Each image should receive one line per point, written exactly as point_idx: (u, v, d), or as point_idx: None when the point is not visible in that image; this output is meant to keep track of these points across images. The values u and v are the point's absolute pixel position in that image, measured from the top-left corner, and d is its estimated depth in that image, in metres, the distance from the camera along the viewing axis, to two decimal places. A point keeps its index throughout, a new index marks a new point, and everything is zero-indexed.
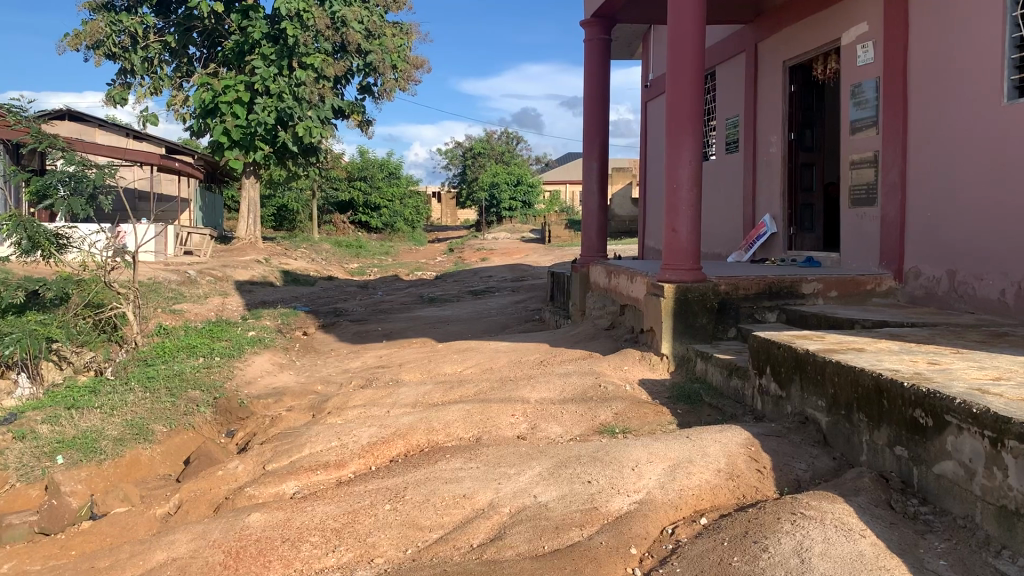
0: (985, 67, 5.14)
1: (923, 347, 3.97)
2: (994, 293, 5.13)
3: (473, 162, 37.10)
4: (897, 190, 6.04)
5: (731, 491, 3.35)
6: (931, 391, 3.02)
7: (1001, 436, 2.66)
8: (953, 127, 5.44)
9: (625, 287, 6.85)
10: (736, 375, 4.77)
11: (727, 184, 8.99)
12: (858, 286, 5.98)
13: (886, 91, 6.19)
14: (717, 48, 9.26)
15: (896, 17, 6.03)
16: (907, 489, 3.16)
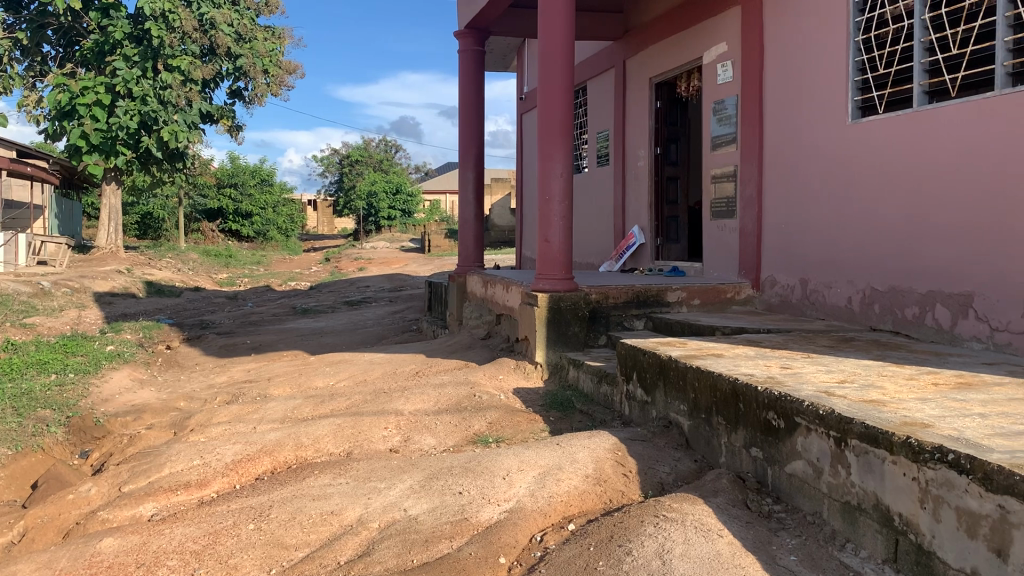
0: (832, 88, 5.48)
1: (777, 353, 4.18)
2: (841, 300, 5.45)
3: (351, 170, 36.52)
4: (754, 203, 6.36)
5: (598, 496, 3.42)
6: (783, 395, 3.18)
7: (844, 436, 2.83)
8: (804, 145, 5.76)
9: (500, 297, 6.92)
10: (606, 381, 4.89)
11: (599, 195, 9.21)
12: (719, 294, 6.27)
13: (743, 108, 6.51)
14: (588, 63, 9.47)
15: (752, 40, 6.35)
16: (761, 489, 3.32)
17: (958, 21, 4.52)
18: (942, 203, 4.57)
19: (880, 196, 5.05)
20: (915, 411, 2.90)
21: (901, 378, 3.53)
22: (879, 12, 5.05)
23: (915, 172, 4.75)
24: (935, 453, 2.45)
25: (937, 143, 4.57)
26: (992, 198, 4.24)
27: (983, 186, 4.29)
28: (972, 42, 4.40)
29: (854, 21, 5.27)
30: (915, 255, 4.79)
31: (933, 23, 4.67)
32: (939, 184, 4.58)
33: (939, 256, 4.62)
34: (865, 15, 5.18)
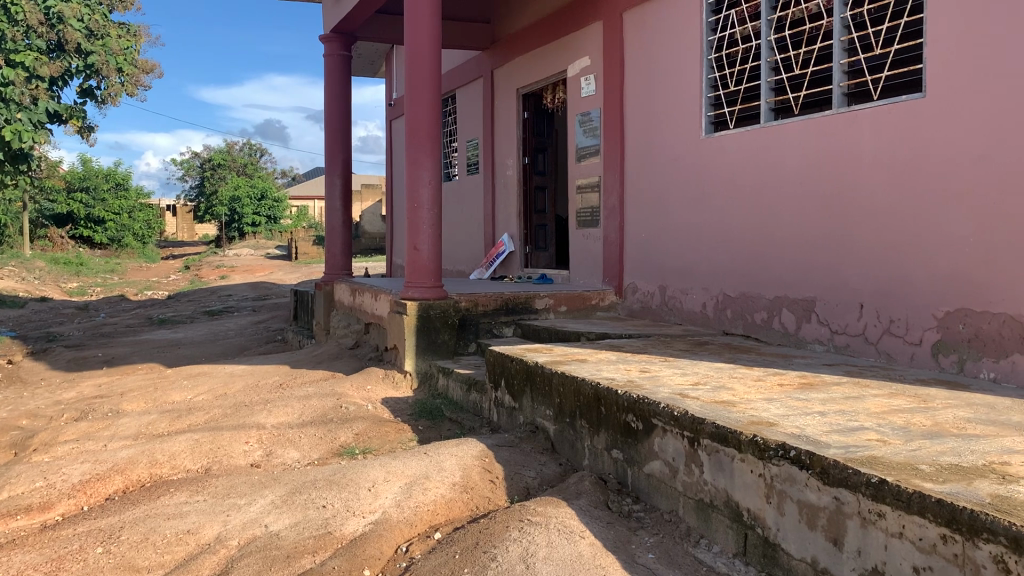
0: (686, 103, 5.72)
1: (637, 357, 4.33)
2: (697, 305, 5.70)
3: (213, 174, 35.24)
4: (616, 213, 6.56)
5: (465, 504, 3.44)
6: (641, 398, 3.30)
7: (697, 436, 2.96)
8: (662, 158, 5.99)
9: (369, 305, 6.84)
10: (474, 389, 4.92)
11: (468, 204, 9.27)
12: (585, 301, 6.41)
13: (605, 120, 6.70)
14: (456, 72, 9.52)
15: (613, 54, 6.55)
16: (622, 489, 3.43)
17: (800, 43, 4.79)
18: (788, 214, 4.85)
19: (732, 208, 5.31)
20: (762, 411, 3.07)
21: (750, 379, 3.73)
22: (730, 33, 5.31)
23: (764, 185, 5.02)
24: (779, 450, 2.60)
25: (783, 158, 4.85)
26: (834, 210, 4.53)
27: (825, 199, 4.58)
28: (811, 63, 4.68)
29: (707, 40, 5.53)
30: (763, 263, 5.07)
31: (778, 45, 4.94)
32: (786, 196, 4.86)
33: (785, 264, 4.90)
34: (717, 34, 5.44)
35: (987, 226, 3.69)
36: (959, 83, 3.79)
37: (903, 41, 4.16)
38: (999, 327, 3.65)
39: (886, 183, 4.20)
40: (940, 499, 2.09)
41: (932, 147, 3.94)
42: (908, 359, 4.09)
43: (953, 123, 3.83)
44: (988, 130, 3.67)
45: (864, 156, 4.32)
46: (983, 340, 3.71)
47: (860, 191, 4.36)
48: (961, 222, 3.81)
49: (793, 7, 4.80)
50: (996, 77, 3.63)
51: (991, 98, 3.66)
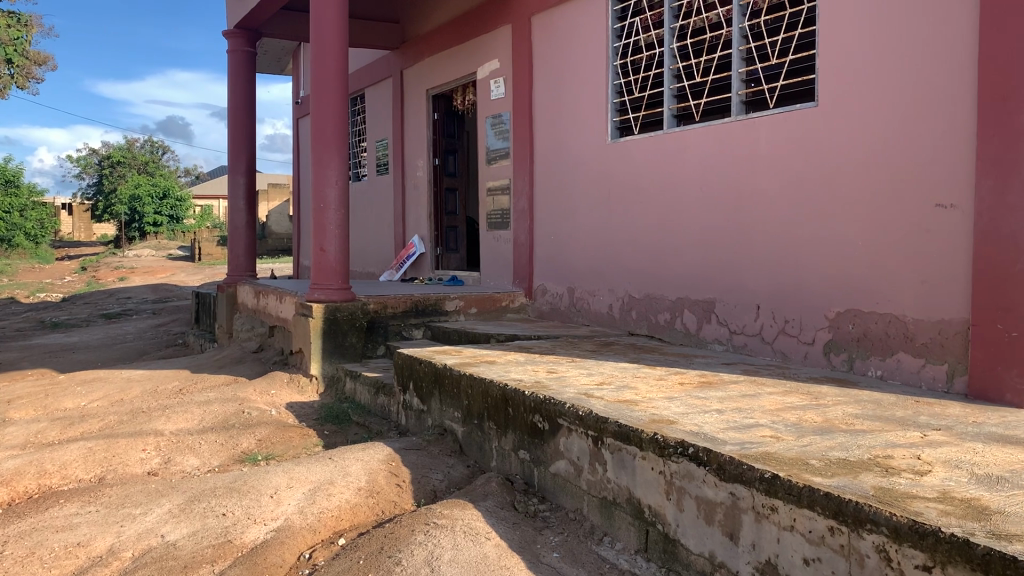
0: (593, 107, 5.80)
1: (545, 358, 4.37)
2: (603, 307, 5.79)
3: (112, 172, 33.92)
4: (526, 216, 6.61)
5: (370, 508, 3.41)
6: (547, 398, 3.33)
7: (600, 435, 3.01)
8: (570, 162, 6.07)
9: (274, 307, 6.70)
10: (382, 392, 4.88)
11: (378, 205, 9.18)
12: (495, 303, 6.43)
13: (515, 122, 6.74)
14: (365, 72, 9.42)
15: (521, 58, 6.59)
16: (528, 489, 3.45)
17: (700, 52, 4.92)
18: (690, 218, 4.98)
19: (637, 211, 5.41)
20: (663, 409, 3.14)
21: (653, 378, 3.82)
22: (634, 40, 5.41)
23: (668, 190, 5.14)
24: (678, 448, 2.67)
25: (686, 162, 4.97)
26: (734, 214, 4.66)
27: (726, 203, 4.71)
28: (712, 71, 4.81)
29: (613, 47, 5.61)
30: (666, 265, 5.19)
31: (680, 53, 5.06)
32: (688, 200, 4.98)
33: (686, 267, 5.03)
34: (622, 41, 5.54)
35: (875, 230, 3.86)
36: (851, 92, 3.96)
37: (797, 51, 4.32)
38: (885, 327, 3.82)
39: (783, 188, 4.34)
40: (828, 492, 2.18)
41: (825, 154, 4.10)
42: (801, 358, 4.26)
43: (845, 130, 3.99)
44: (876, 137, 3.84)
45: (762, 162, 4.46)
46: (871, 339, 3.89)
47: (757, 195, 4.50)
48: (852, 227, 3.97)
49: (694, 16, 4.92)
50: (884, 87, 3.80)
51: (879, 107, 3.83)
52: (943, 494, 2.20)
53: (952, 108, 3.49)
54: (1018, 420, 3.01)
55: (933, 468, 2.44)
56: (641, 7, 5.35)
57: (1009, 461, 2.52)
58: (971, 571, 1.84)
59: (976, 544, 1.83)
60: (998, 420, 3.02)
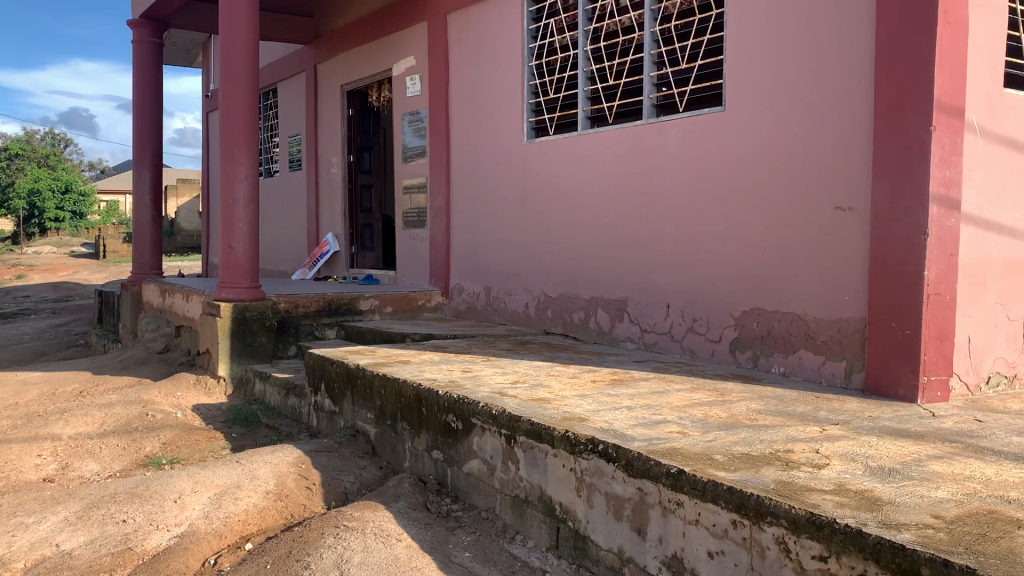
0: (509, 107, 5.82)
1: (460, 357, 4.36)
2: (519, 306, 5.81)
3: (9, 165, 32.41)
4: (442, 214, 6.58)
5: (279, 512, 3.34)
6: (460, 398, 3.31)
7: (513, 433, 3.01)
8: (486, 161, 6.07)
9: (180, 307, 6.50)
10: (292, 393, 4.78)
11: (291, 202, 9.00)
12: (410, 302, 6.39)
13: (431, 120, 6.71)
14: (278, 66, 9.22)
15: (437, 56, 6.56)
16: (441, 490, 3.44)
17: (613, 54, 4.99)
18: (604, 218, 5.04)
19: (552, 211, 5.46)
20: (575, 407, 3.17)
21: (566, 376, 3.86)
22: (549, 41, 5.44)
23: (582, 190, 5.20)
24: (589, 445, 2.69)
25: (600, 163, 5.03)
26: (645, 215, 4.75)
27: (638, 204, 4.79)
28: (624, 74, 4.88)
29: (528, 47, 5.64)
30: (581, 265, 5.24)
31: (594, 55, 5.12)
32: (602, 201, 5.05)
33: (600, 267, 5.10)
34: (537, 42, 5.57)
35: (779, 232, 3.98)
36: (757, 97, 4.06)
37: (706, 56, 4.42)
38: (787, 325, 3.95)
39: (692, 190, 4.44)
40: (731, 486, 2.23)
41: (733, 157, 4.20)
42: (708, 355, 4.36)
43: (752, 135, 4.10)
44: (780, 142, 3.96)
45: (673, 164, 4.55)
46: (774, 337, 4.01)
47: (668, 196, 4.59)
48: (758, 228, 4.09)
49: (607, 19, 4.98)
50: (788, 93, 3.91)
51: (783, 112, 3.94)
52: (839, 486, 2.29)
53: (849, 115, 3.63)
54: (910, 414, 3.16)
55: (831, 461, 2.53)
56: (556, 8, 5.39)
57: (901, 453, 2.63)
58: (863, 559, 1.91)
59: (868, 533, 1.91)
60: (892, 414, 3.16)
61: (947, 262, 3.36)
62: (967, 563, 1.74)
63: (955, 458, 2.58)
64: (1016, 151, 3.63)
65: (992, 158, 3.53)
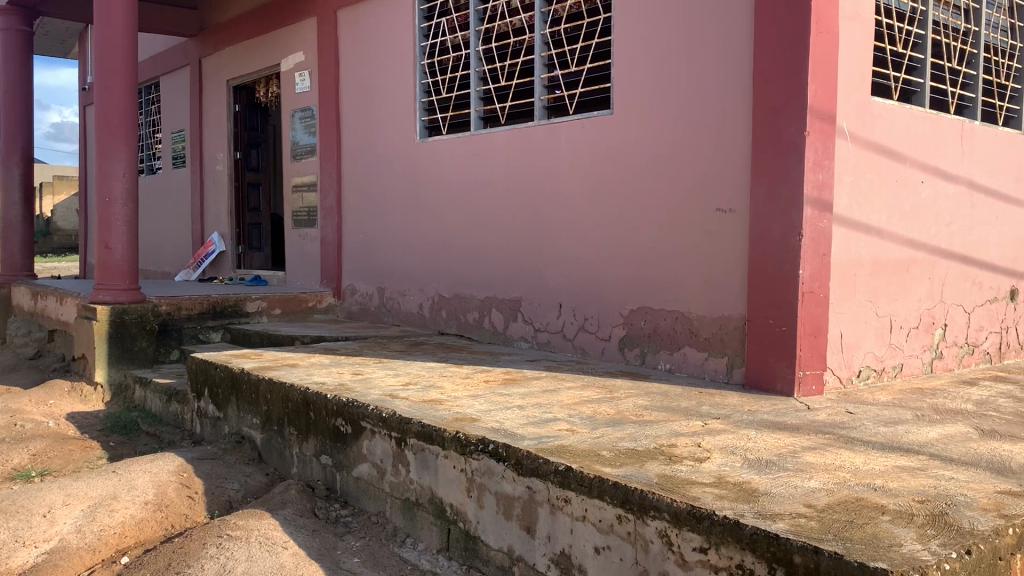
0: (401, 105, 5.77)
1: (350, 359, 4.29)
2: (413, 307, 5.77)
3: None
4: (333, 213, 6.47)
5: (158, 523, 3.21)
6: (349, 401, 3.25)
7: (403, 436, 2.97)
8: (379, 160, 5.99)
9: (53, 310, 6.17)
10: (175, 399, 4.61)
11: (175, 200, 8.68)
12: (301, 303, 6.25)
13: (321, 117, 6.58)
14: (160, 59, 8.87)
15: (327, 53, 6.44)
16: (330, 495, 3.37)
17: (505, 55, 5.01)
18: (497, 218, 5.06)
19: (445, 210, 5.45)
20: (466, 407, 3.16)
21: (458, 377, 3.85)
22: (441, 40, 5.42)
23: (475, 190, 5.20)
24: (479, 445, 2.68)
25: (493, 164, 5.05)
26: (537, 216, 4.79)
27: (529, 204, 4.83)
28: (516, 76, 4.91)
29: (420, 45, 5.60)
30: (474, 265, 5.25)
31: (485, 55, 5.12)
32: (495, 200, 5.06)
33: (493, 266, 5.11)
34: (429, 41, 5.53)
35: (664, 232, 4.08)
36: (643, 100, 4.15)
37: (595, 60, 4.49)
38: (672, 323, 4.06)
39: (581, 191, 4.51)
40: (616, 482, 2.27)
41: (620, 159, 4.28)
42: (599, 353, 4.44)
43: (637, 137, 4.19)
44: (664, 145, 4.06)
45: (563, 165, 4.60)
46: (661, 335, 4.11)
47: (560, 197, 4.64)
48: (643, 229, 4.18)
49: (498, 20, 4.99)
50: (672, 98, 4.01)
51: (667, 116, 4.04)
52: (719, 479, 2.36)
53: (729, 119, 3.75)
54: (787, 407, 3.29)
55: (712, 454, 2.61)
56: (447, 7, 5.36)
57: (778, 445, 2.73)
58: (740, 549, 1.97)
59: (745, 524, 1.97)
60: (770, 407, 3.28)
61: (819, 262, 3.52)
62: (836, 549, 1.82)
63: (827, 449, 2.70)
64: (883, 155, 3.83)
65: (861, 162, 3.72)
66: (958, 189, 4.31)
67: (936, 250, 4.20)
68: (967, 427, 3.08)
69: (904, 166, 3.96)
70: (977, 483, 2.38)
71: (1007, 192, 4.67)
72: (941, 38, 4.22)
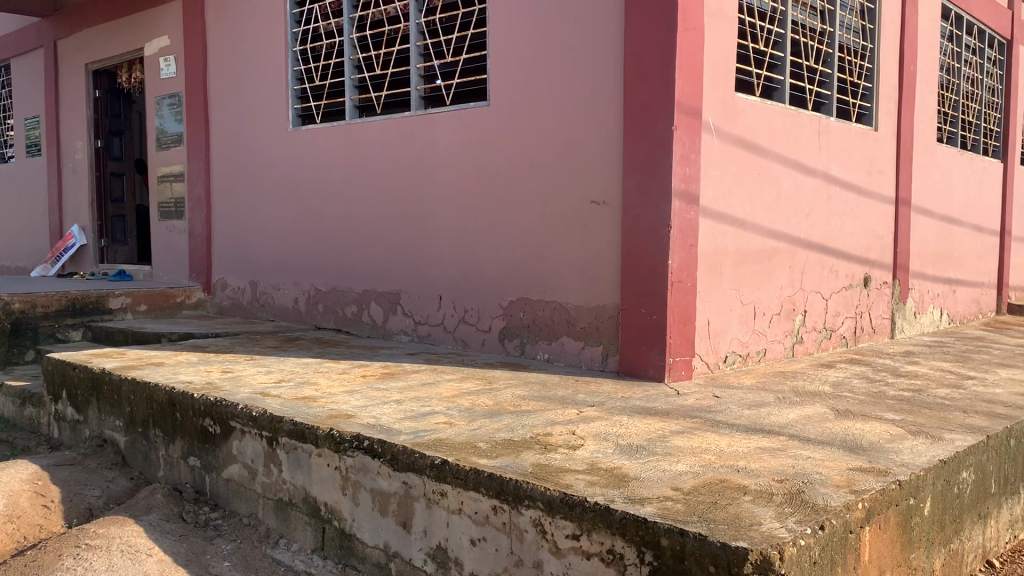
0: (273, 92, 5.60)
1: (221, 357, 4.14)
2: (288, 301, 5.63)
3: None
4: (202, 204, 6.23)
5: (9, 536, 3.01)
6: (217, 400, 3.14)
7: (275, 435, 2.90)
8: (251, 149, 5.81)
9: None
10: (29, 403, 4.33)
11: (29, 190, 8.16)
12: (168, 299, 6.02)
13: (188, 104, 6.32)
14: (11, 39, 8.30)
15: (194, 37, 6.18)
16: (199, 498, 3.25)
17: (380, 44, 4.93)
18: (374, 210, 4.99)
19: (320, 201, 5.33)
20: (342, 404, 3.10)
21: (334, 373, 3.77)
22: (314, 26, 5.29)
23: (351, 181, 5.11)
24: (353, 442, 2.64)
25: (369, 154, 4.97)
26: (414, 208, 4.75)
27: (406, 196, 4.79)
28: (391, 64, 4.84)
29: (292, 32, 5.45)
30: (350, 257, 5.16)
31: (360, 43, 5.03)
32: (371, 191, 4.99)
33: (370, 258, 5.04)
34: (301, 27, 5.39)
35: (540, 224, 4.13)
36: (519, 92, 4.17)
37: (471, 50, 4.48)
38: (550, 313, 4.10)
39: (459, 183, 4.50)
40: (491, 473, 2.28)
41: (496, 151, 4.29)
42: (479, 345, 4.45)
43: (512, 129, 4.21)
44: (539, 138, 4.09)
45: (440, 157, 4.58)
46: (539, 325, 4.15)
47: (436, 188, 4.62)
48: (521, 220, 4.21)
49: (373, 7, 4.91)
50: (546, 90, 4.04)
51: (542, 108, 4.07)
52: (592, 466, 2.40)
53: (600, 114, 3.81)
54: (657, 393, 3.39)
55: (585, 441, 2.66)
56: None
57: (648, 430, 2.81)
58: (611, 535, 2.01)
59: (615, 509, 2.01)
60: (642, 394, 3.37)
61: (687, 252, 3.64)
62: (699, 530, 1.88)
63: (694, 433, 2.80)
64: (746, 149, 3.98)
65: (726, 155, 3.86)
66: (816, 182, 4.54)
67: (796, 240, 4.42)
68: (823, 407, 3.26)
69: (765, 160, 4.13)
70: (832, 461, 2.51)
71: (860, 184, 4.94)
72: (800, 37, 4.42)
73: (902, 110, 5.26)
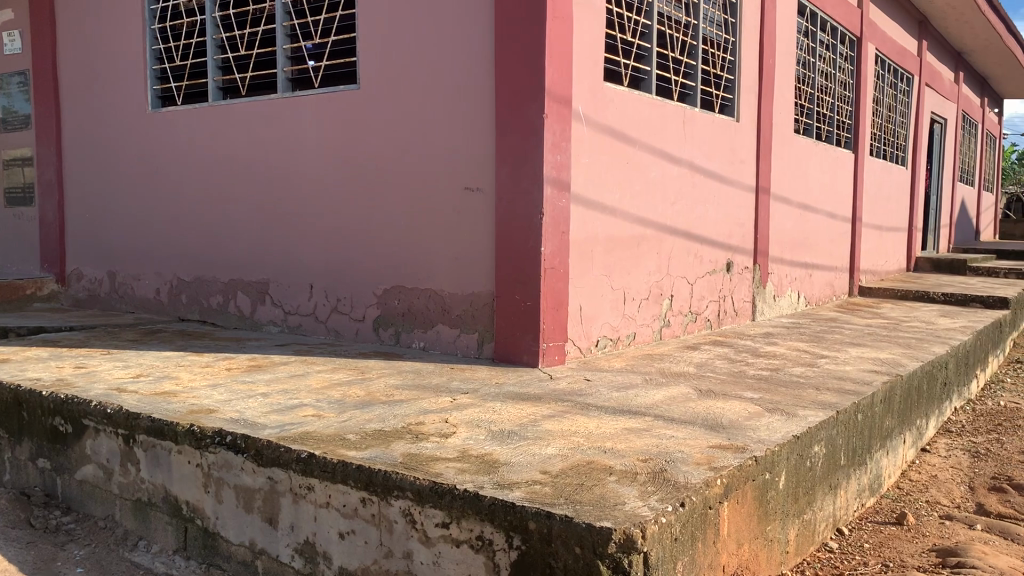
0: (130, 71, 5.32)
1: (74, 351, 3.92)
2: (149, 292, 5.38)
3: None
4: (53, 190, 5.87)
5: None
6: (68, 398, 2.96)
7: (131, 433, 2.76)
8: (107, 131, 5.51)
9: None
10: None
11: None
12: (16, 291, 5.64)
13: (36, 82, 5.92)
14: None
15: (41, 11, 5.79)
16: (50, 502, 3.07)
17: (244, 24, 4.76)
18: (240, 196, 4.82)
19: (183, 189, 5.10)
20: (203, 398, 2.99)
21: (197, 366, 3.63)
22: (173, 4, 5.05)
23: (216, 166, 4.91)
24: (215, 438, 2.55)
25: (235, 139, 4.79)
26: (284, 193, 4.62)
27: (274, 181, 4.65)
28: (256, 45, 4.68)
29: (150, 9, 5.17)
30: (216, 244, 4.97)
31: (223, 23, 4.84)
32: (238, 176, 4.82)
33: (237, 247, 4.87)
34: (160, 4, 5.13)
35: (413, 210, 4.09)
36: (390, 77, 4.10)
37: (339, 33, 4.38)
38: (424, 301, 4.08)
39: (329, 168, 4.40)
40: (359, 465, 2.24)
41: (368, 136, 4.22)
42: (353, 334, 4.38)
43: (384, 114, 4.15)
44: (412, 128, 4.04)
45: (309, 141, 4.47)
46: (414, 312, 4.13)
47: (306, 174, 4.50)
48: (396, 207, 4.16)
49: None
50: (418, 77, 3.99)
51: (414, 96, 4.02)
52: (462, 453, 2.40)
53: (473, 100, 3.80)
54: (530, 377, 3.44)
55: (457, 429, 2.66)
56: None
57: (519, 415, 2.84)
58: (479, 521, 2.02)
59: (484, 495, 2.02)
60: (515, 379, 3.41)
61: (559, 238, 3.69)
62: (565, 512, 1.91)
63: (564, 416, 2.84)
64: (614, 137, 4.06)
65: (595, 143, 3.92)
66: (681, 171, 4.68)
67: (663, 227, 4.55)
68: (687, 388, 3.37)
69: (633, 148, 4.22)
70: (694, 440, 2.60)
71: (722, 173, 5.13)
72: (665, 28, 4.53)
73: (762, 103, 5.49)
